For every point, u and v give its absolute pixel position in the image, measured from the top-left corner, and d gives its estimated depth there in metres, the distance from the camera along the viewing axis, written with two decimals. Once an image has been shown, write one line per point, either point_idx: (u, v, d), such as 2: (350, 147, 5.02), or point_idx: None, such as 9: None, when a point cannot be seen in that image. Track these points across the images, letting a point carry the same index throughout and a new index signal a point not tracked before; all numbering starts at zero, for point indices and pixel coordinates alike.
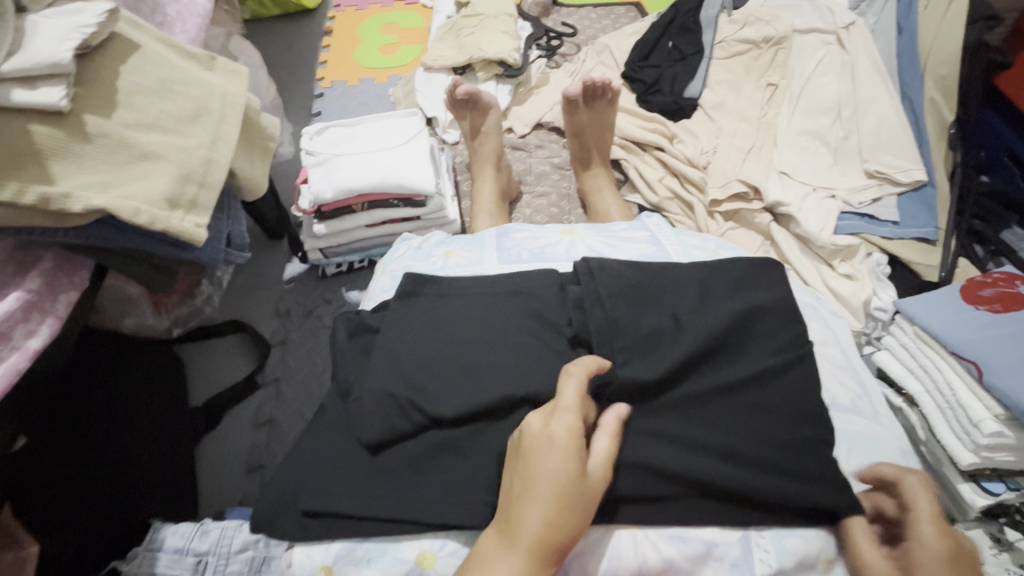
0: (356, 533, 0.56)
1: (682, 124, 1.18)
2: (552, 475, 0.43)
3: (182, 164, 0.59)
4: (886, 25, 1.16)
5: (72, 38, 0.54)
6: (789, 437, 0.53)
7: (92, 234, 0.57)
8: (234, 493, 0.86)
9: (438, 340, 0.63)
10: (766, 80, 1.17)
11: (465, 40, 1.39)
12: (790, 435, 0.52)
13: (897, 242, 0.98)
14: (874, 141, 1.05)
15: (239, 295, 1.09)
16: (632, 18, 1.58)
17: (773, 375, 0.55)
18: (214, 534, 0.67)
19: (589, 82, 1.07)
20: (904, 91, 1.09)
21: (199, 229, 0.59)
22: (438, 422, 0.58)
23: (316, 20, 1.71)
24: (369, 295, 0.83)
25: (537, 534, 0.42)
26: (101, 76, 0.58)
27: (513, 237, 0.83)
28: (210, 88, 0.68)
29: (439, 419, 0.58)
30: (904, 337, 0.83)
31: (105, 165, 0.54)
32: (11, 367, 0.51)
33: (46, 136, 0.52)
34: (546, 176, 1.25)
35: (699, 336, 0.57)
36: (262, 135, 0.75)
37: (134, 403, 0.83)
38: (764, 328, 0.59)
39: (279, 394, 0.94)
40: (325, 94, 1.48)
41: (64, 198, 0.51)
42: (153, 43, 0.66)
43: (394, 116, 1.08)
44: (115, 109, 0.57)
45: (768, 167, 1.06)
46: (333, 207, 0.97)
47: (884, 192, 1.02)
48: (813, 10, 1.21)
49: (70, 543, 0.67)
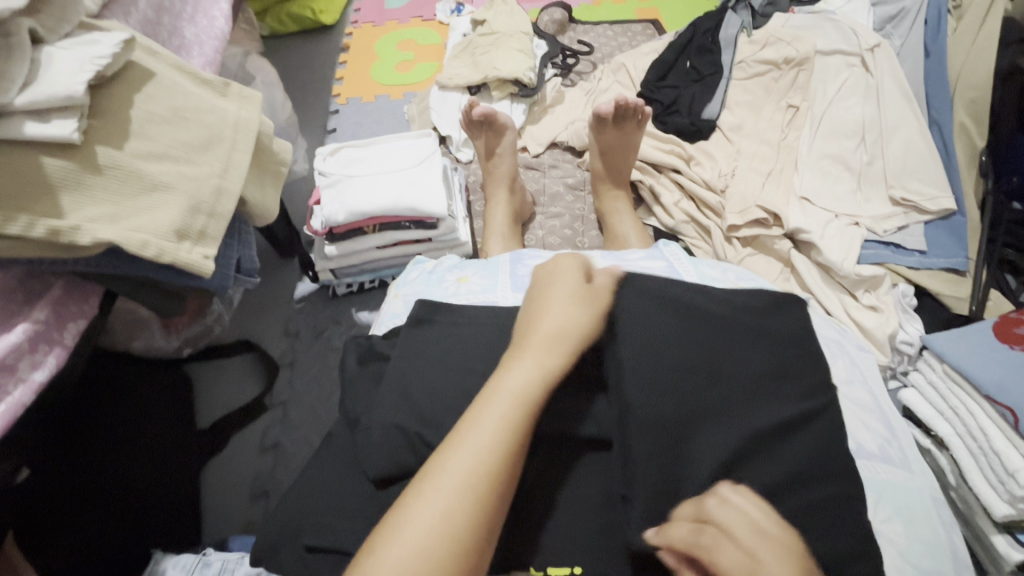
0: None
1: (699, 146, 1.16)
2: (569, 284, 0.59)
3: (192, 194, 0.59)
4: (913, 46, 1.12)
5: (87, 70, 0.54)
6: (810, 493, 0.49)
7: (101, 264, 0.56)
8: (238, 519, 0.85)
9: (447, 374, 0.62)
10: (786, 102, 1.15)
11: (480, 58, 1.39)
12: (816, 503, 0.49)
13: (924, 273, 0.94)
14: (900, 166, 1.01)
15: (250, 313, 1.09)
16: (649, 36, 1.57)
17: (800, 434, 0.52)
18: (215, 567, 0.66)
19: (622, 102, 1.03)
20: (932, 115, 1.06)
21: (206, 260, 0.58)
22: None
23: (333, 37, 1.72)
24: (380, 319, 0.82)
25: (555, 328, 0.55)
26: (115, 106, 0.58)
27: (527, 263, 0.81)
28: (223, 115, 0.67)
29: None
30: (932, 374, 0.79)
31: (115, 196, 0.54)
32: (15, 401, 0.51)
33: (57, 168, 0.52)
34: (559, 197, 1.23)
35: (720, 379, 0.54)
36: (274, 161, 0.75)
37: (145, 426, 0.83)
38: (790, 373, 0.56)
39: (286, 417, 0.93)
40: (340, 111, 1.49)
41: (72, 231, 0.51)
42: (168, 71, 0.66)
43: (407, 136, 1.08)
44: (127, 140, 0.57)
45: (788, 192, 1.03)
46: (345, 228, 0.96)
47: (910, 219, 0.98)
48: (836, 31, 1.18)
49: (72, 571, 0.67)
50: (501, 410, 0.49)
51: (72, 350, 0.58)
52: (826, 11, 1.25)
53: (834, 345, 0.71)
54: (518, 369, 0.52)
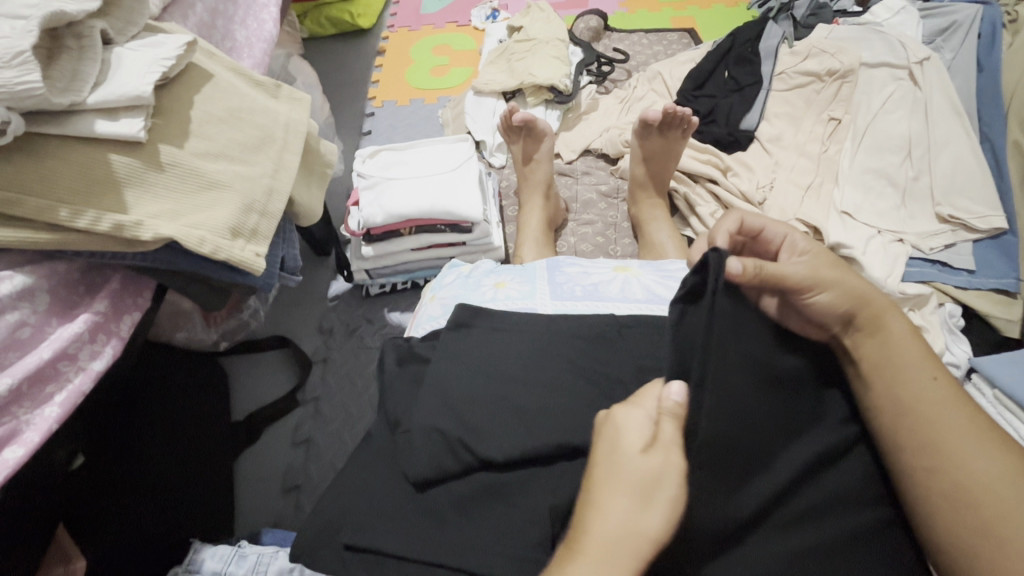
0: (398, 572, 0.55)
1: (736, 157, 1.15)
2: (624, 454, 0.39)
3: (246, 193, 0.60)
4: (964, 61, 1.09)
5: (154, 71, 0.56)
6: (856, 513, 0.48)
7: (158, 259, 0.58)
8: (269, 512, 0.87)
9: (488, 378, 0.62)
10: (827, 114, 1.13)
11: (516, 64, 1.39)
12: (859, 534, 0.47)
13: (972, 293, 0.91)
14: (948, 182, 0.99)
15: (284, 310, 1.11)
16: (685, 45, 1.56)
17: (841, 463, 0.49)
18: (251, 560, 0.67)
19: (671, 109, 1.04)
20: (983, 132, 1.03)
21: (258, 258, 0.59)
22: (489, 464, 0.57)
23: (370, 40, 1.75)
24: (418, 321, 0.83)
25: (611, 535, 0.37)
26: (176, 105, 0.60)
27: (565, 270, 0.81)
28: (274, 117, 0.69)
29: (489, 463, 0.57)
30: (982, 400, 0.77)
31: (174, 193, 0.56)
32: (75, 389, 0.52)
33: (123, 165, 0.53)
34: (592, 204, 1.23)
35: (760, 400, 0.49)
36: (320, 162, 0.77)
37: (188, 416, 0.85)
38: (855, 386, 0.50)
39: (318, 414, 0.95)
40: (376, 114, 1.52)
41: (135, 226, 0.52)
42: (224, 72, 0.68)
43: (444, 141, 1.09)
44: (187, 139, 0.59)
45: (829, 206, 1.01)
46: (382, 230, 0.98)
47: (957, 238, 0.96)
48: (883, 43, 1.16)
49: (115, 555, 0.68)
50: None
51: (128, 341, 0.59)
52: (871, 22, 1.23)
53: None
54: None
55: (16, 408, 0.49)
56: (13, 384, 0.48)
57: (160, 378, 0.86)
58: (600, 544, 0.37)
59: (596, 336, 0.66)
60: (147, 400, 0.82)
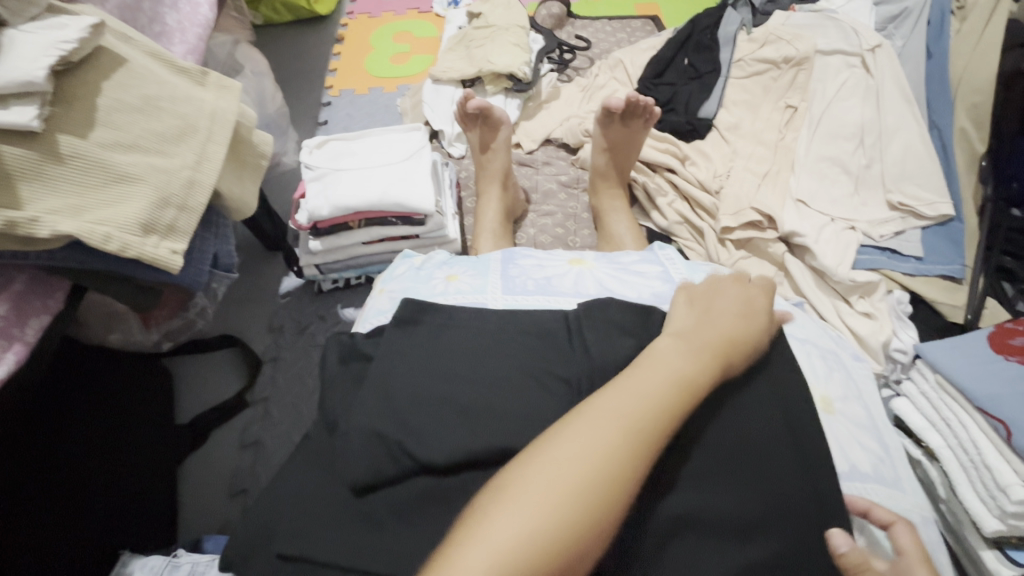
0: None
1: (695, 145, 1.14)
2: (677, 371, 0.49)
3: (161, 186, 0.57)
4: (914, 48, 1.10)
5: (50, 55, 0.52)
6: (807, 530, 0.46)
7: (64, 258, 0.54)
8: (216, 518, 0.84)
9: (427, 375, 0.60)
10: (784, 102, 1.13)
11: (475, 52, 1.36)
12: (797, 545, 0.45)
13: (920, 279, 0.92)
14: (898, 169, 0.99)
15: (233, 308, 1.07)
16: (648, 32, 1.54)
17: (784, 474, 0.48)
18: (184, 570, 0.65)
19: (634, 98, 1.01)
20: (932, 119, 1.04)
21: (174, 255, 0.56)
22: (429, 467, 0.54)
23: (328, 27, 1.69)
24: (365, 315, 0.80)
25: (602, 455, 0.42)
26: (81, 93, 0.56)
27: (520, 263, 0.79)
28: (198, 105, 0.65)
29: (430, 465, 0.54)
30: (925, 384, 0.78)
31: (77, 188, 0.52)
32: None
33: (16, 156, 0.49)
34: (552, 195, 1.21)
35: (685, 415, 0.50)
36: (254, 153, 0.73)
37: (117, 423, 0.81)
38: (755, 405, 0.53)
39: (267, 414, 0.92)
40: (333, 103, 1.47)
41: (30, 223, 0.48)
42: (141, 57, 0.64)
43: (396, 131, 1.06)
44: (93, 129, 0.55)
45: (784, 195, 1.01)
46: (330, 224, 0.94)
47: (906, 225, 0.96)
48: (837, 30, 1.16)
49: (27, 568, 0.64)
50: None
51: (34, 347, 0.55)
52: (827, 10, 1.23)
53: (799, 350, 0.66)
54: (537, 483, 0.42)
55: None
56: None
57: (87, 383, 0.82)
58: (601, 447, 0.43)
59: (542, 332, 0.64)
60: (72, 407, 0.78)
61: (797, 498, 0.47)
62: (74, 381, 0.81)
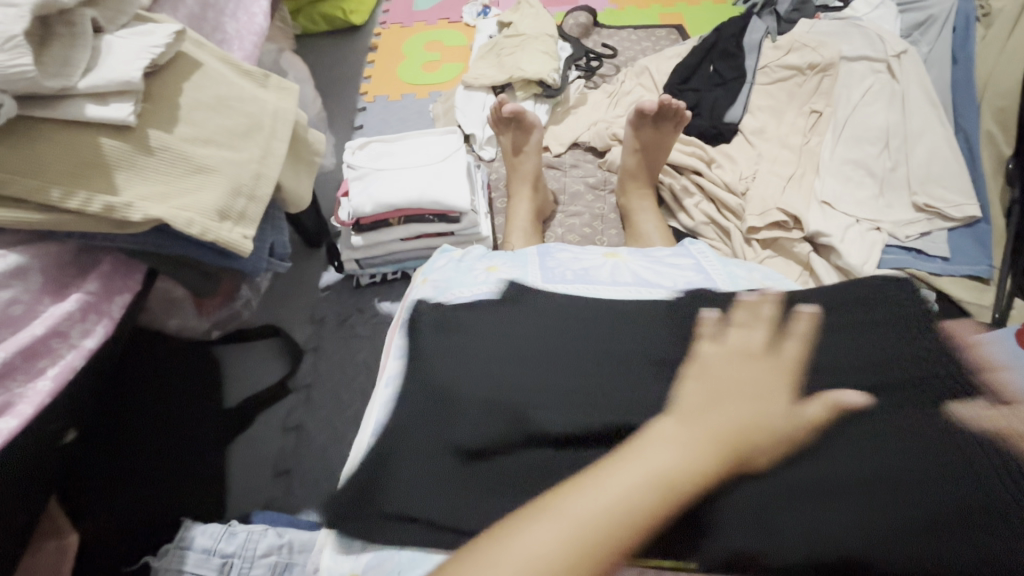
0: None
1: (720, 149, 1.17)
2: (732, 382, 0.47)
3: (234, 177, 0.62)
4: (940, 54, 1.12)
5: (143, 58, 0.57)
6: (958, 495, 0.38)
7: (147, 241, 0.60)
8: (261, 494, 0.88)
9: (525, 350, 0.53)
10: (809, 107, 1.15)
11: (506, 59, 1.41)
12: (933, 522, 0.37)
13: (946, 279, 0.94)
14: (924, 172, 1.01)
15: (276, 300, 1.12)
16: (673, 41, 1.58)
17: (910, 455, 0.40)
18: (241, 537, 0.69)
19: (667, 101, 1.05)
20: (958, 123, 1.05)
21: (245, 240, 0.61)
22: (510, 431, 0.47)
23: (362, 37, 1.77)
24: (408, 303, 0.82)
25: (647, 472, 0.41)
26: (166, 93, 0.61)
27: (557, 256, 0.82)
28: (263, 105, 0.71)
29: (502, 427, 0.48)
30: None
31: (164, 177, 0.57)
32: (67, 364, 0.54)
33: (113, 148, 0.55)
34: (580, 196, 1.25)
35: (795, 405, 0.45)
36: (308, 151, 0.78)
37: (172, 405, 0.87)
38: (875, 386, 0.45)
39: (309, 400, 0.97)
40: (367, 109, 1.54)
41: (125, 208, 0.54)
42: (213, 61, 0.70)
43: (433, 133, 1.11)
44: (176, 124, 0.60)
45: (809, 196, 1.04)
46: (371, 220, 0.99)
47: (932, 226, 0.98)
48: (862, 37, 1.18)
49: (105, 533, 0.72)
50: (548, 543, 0.38)
51: (118, 322, 0.61)
52: (852, 17, 1.25)
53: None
54: (580, 502, 0.40)
55: (10, 381, 0.50)
56: (7, 357, 0.49)
57: (147, 369, 0.89)
58: (642, 468, 0.42)
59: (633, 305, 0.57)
60: (136, 393, 0.85)
61: (927, 475, 0.39)
62: (137, 368, 0.88)
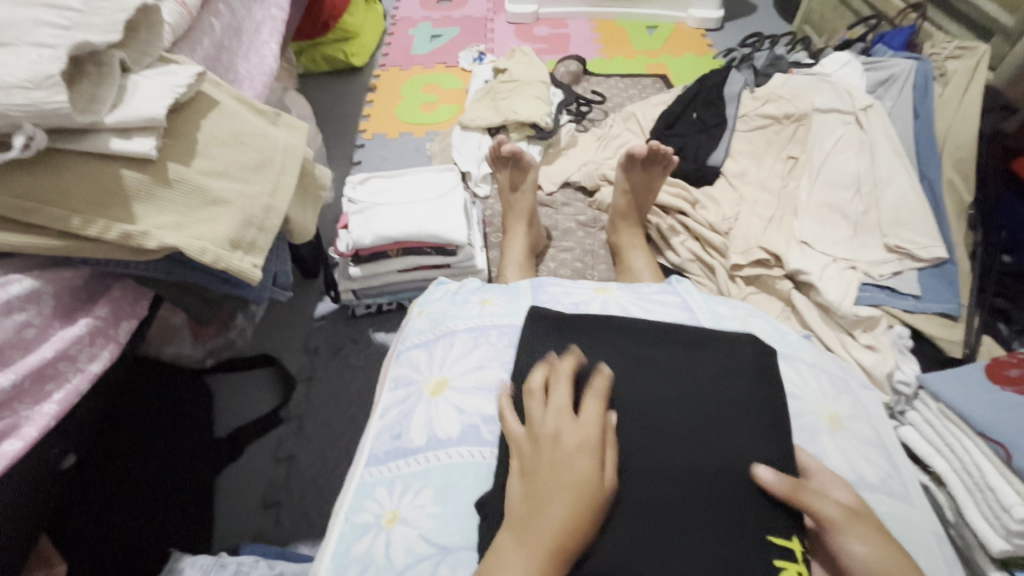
0: (387, 567, 0.56)
1: (704, 190, 1.24)
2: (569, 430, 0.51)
3: (246, 209, 0.65)
4: (903, 108, 1.21)
5: (168, 96, 0.61)
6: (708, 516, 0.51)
7: (159, 268, 0.61)
8: (247, 528, 0.86)
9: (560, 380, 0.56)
10: (786, 153, 1.23)
11: (501, 103, 1.49)
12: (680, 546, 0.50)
13: (919, 316, 0.99)
14: (893, 216, 1.08)
15: (270, 329, 1.13)
16: (657, 89, 1.68)
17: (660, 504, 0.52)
18: (230, 569, 0.68)
19: (657, 146, 1.11)
20: (922, 171, 1.13)
21: (255, 268, 0.63)
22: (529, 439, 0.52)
23: (362, 77, 1.84)
24: (404, 335, 0.83)
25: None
26: (185, 129, 0.65)
27: (548, 290, 0.83)
28: (274, 142, 0.74)
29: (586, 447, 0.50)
30: (928, 413, 0.83)
31: (180, 207, 0.60)
32: (72, 389, 0.54)
33: (134, 180, 0.58)
34: (571, 233, 1.29)
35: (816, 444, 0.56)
36: (315, 185, 0.82)
37: (174, 434, 0.89)
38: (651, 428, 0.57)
39: (301, 430, 0.97)
40: (366, 145, 1.59)
41: (142, 236, 0.56)
42: (229, 100, 0.74)
43: (431, 171, 1.15)
44: (194, 158, 0.63)
45: (788, 236, 1.09)
46: (370, 252, 1.02)
47: (904, 266, 1.04)
48: (832, 91, 1.27)
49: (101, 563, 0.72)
50: None
51: (124, 346, 0.61)
52: (822, 73, 1.35)
53: (805, 369, 0.71)
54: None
55: (16, 404, 0.51)
56: (16, 380, 0.50)
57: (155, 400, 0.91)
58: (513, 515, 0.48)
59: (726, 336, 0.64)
60: (142, 422, 0.87)
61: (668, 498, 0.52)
62: (144, 398, 0.90)
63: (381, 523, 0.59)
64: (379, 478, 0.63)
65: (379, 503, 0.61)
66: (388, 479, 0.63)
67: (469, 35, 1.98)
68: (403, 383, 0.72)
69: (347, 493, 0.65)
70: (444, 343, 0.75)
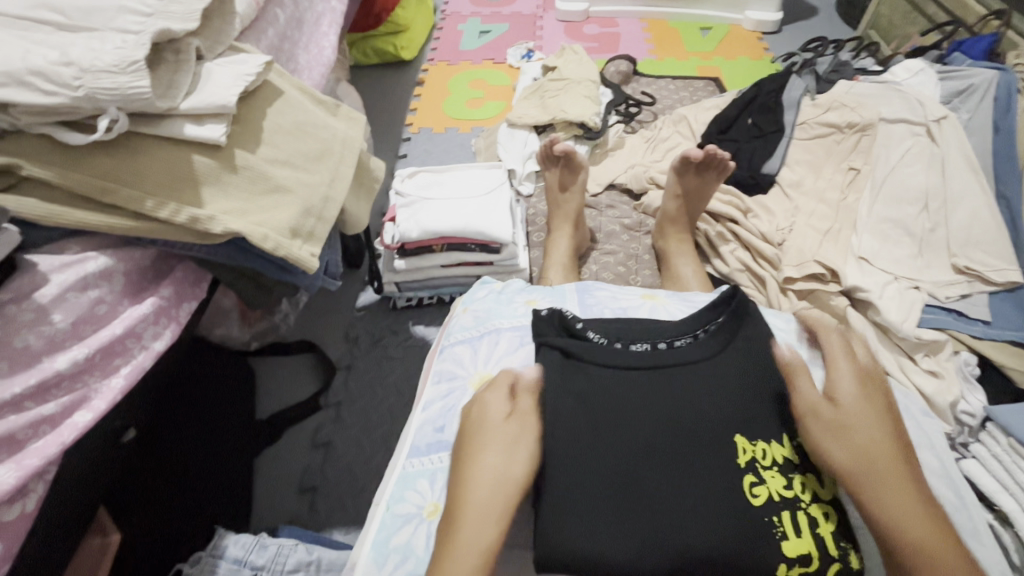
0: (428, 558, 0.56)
1: (757, 200, 1.19)
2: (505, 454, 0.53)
3: (306, 199, 0.66)
4: (980, 122, 1.14)
5: (238, 84, 0.62)
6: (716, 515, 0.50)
7: (221, 252, 0.63)
8: (283, 512, 0.88)
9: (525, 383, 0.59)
10: (847, 164, 1.17)
11: (549, 101, 1.48)
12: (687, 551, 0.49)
13: (987, 343, 0.93)
14: (964, 236, 1.02)
15: (312, 316, 1.15)
16: (710, 92, 1.63)
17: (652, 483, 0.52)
18: (271, 551, 0.69)
19: (712, 151, 1.08)
20: (999, 189, 1.07)
21: (312, 257, 0.64)
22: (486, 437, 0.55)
23: (410, 71, 1.86)
24: (447, 331, 0.82)
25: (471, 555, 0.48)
26: (252, 117, 0.66)
27: (595, 293, 0.82)
28: (333, 132, 0.75)
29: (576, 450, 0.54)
30: (996, 447, 0.78)
31: (245, 194, 0.61)
32: (137, 365, 0.56)
33: (204, 165, 0.59)
34: (615, 236, 1.27)
35: (852, 380, 0.58)
36: (370, 177, 0.83)
37: (220, 416, 0.92)
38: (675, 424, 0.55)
39: (339, 417, 0.98)
40: (411, 139, 1.60)
41: (208, 220, 0.57)
42: (293, 90, 0.75)
43: (478, 167, 1.15)
44: (259, 146, 0.65)
45: (846, 251, 1.04)
46: (415, 245, 1.03)
47: (973, 289, 0.99)
48: (902, 101, 1.20)
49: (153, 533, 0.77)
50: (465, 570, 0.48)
51: (185, 327, 0.63)
52: (891, 81, 1.28)
53: None
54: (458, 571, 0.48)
55: (88, 377, 0.53)
56: (89, 354, 0.52)
57: (205, 377, 0.96)
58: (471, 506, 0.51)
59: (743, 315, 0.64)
60: (191, 403, 0.92)
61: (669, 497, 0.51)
62: (197, 376, 0.95)
63: (423, 514, 0.60)
64: (421, 469, 0.63)
65: (421, 494, 0.61)
66: (430, 472, 0.63)
67: (518, 32, 1.97)
68: (446, 378, 0.72)
69: (388, 484, 0.65)
70: (489, 340, 0.75)
